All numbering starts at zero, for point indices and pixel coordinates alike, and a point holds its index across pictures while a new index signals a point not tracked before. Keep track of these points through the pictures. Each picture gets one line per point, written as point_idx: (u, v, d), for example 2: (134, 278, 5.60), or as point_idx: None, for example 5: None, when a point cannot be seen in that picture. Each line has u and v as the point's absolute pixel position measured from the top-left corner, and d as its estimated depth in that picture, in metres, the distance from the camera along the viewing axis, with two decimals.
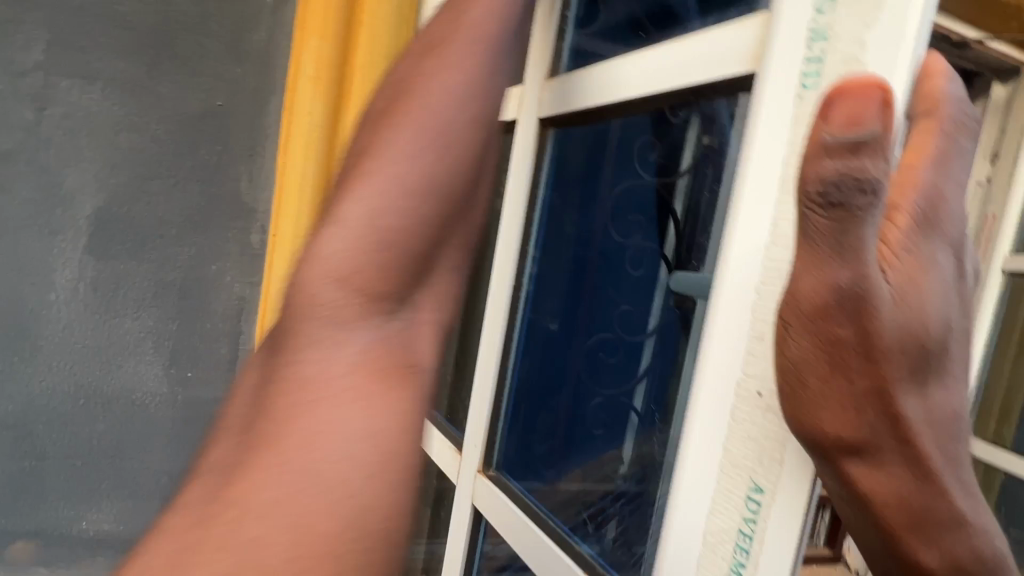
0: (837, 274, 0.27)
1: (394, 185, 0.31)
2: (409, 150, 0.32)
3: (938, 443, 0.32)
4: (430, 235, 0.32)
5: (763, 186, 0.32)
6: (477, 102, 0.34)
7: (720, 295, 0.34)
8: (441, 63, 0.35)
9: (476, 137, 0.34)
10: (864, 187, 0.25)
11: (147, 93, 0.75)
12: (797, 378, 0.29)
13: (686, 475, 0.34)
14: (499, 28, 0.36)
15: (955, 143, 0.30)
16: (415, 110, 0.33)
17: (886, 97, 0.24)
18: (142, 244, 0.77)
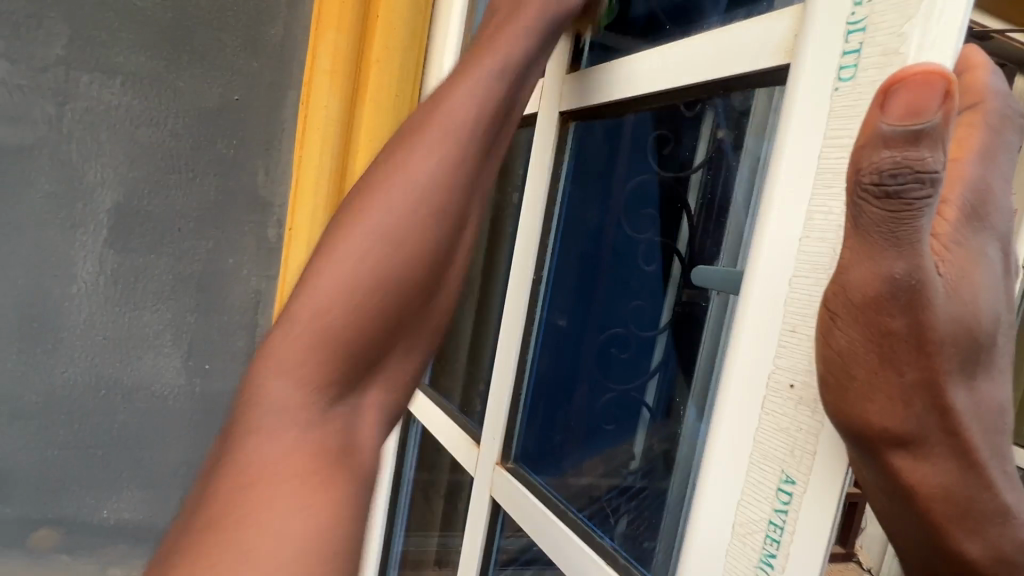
0: (892, 266, 0.26)
1: (346, 286, 0.36)
2: (363, 254, 0.37)
3: (988, 439, 0.30)
4: (383, 331, 0.37)
5: (797, 177, 0.32)
6: (434, 202, 0.38)
7: (751, 287, 0.34)
8: (403, 165, 0.39)
9: (432, 241, 0.38)
10: (922, 179, 0.24)
11: (166, 88, 0.77)
12: (843, 370, 0.28)
13: (715, 461, 0.35)
14: (467, 127, 0.40)
15: (1000, 137, 0.29)
16: (376, 214, 0.37)
17: (948, 88, 0.23)
18: (161, 238, 0.79)
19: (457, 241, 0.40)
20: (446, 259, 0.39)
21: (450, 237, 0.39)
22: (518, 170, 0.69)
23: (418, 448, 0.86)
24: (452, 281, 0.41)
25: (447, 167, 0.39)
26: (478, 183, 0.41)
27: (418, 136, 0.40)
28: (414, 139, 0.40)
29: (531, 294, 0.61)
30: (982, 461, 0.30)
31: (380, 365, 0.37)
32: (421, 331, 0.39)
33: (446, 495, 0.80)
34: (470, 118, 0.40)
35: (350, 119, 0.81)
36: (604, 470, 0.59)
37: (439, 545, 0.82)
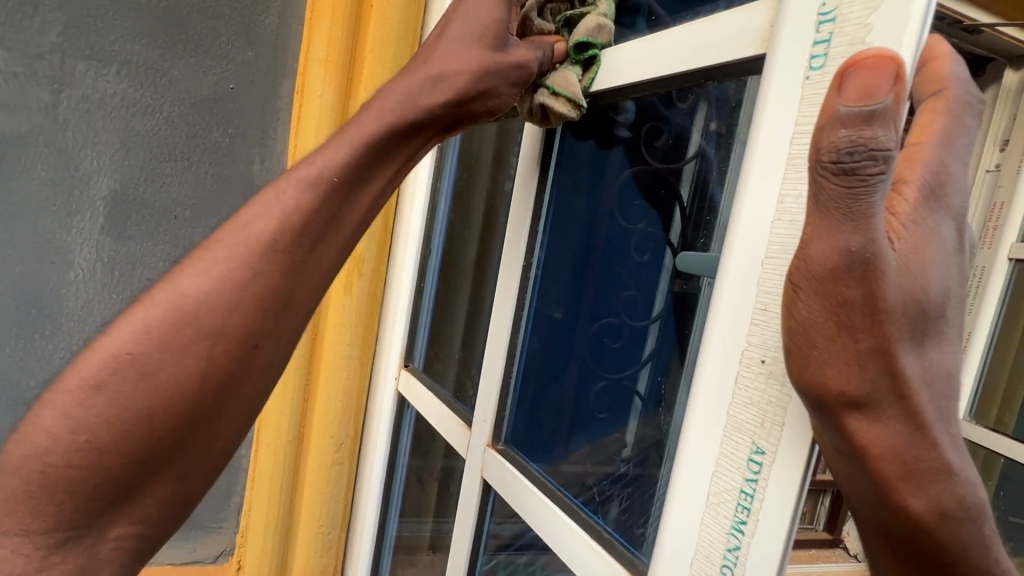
0: (848, 239, 0.27)
1: (87, 413, 0.36)
2: (111, 374, 0.37)
3: (935, 401, 0.31)
4: (136, 455, 0.36)
5: (771, 160, 0.34)
6: (218, 319, 0.39)
7: (727, 267, 0.35)
8: (188, 277, 0.39)
9: (199, 366, 0.38)
10: (876, 157, 0.25)
11: (161, 76, 0.78)
12: (803, 337, 0.29)
13: (693, 435, 0.37)
14: (268, 235, 0.40)
15: (962, 124, 0.31)
16: (136, 335, 0.37)
17: (899, 72, 0.25)
18: (158, 225, 0.81)
19: (244, 366, 0.40)
20: (225, 384, 0.39)
21: (226, 364, 0.39)
22: (511, 158, 0.71)
23: (412, 432, 0.88)
24: (237, 405, 0.40)
25: (224, 290, 0.39)
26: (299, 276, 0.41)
27: (207, 251, 0.40)
28: (202, 255, 0.40)
29: (521, 285, 0.63)
30: (931, 423, 0.31)
31: (135, 488, 0.37)
32: (192, 455, 0.39)
33: (440, 479, 0.82)
34: (262, 232, 0.40)
35: (345, 107, 0.82)
36: (594, 459, 0.60)
37: (433, 530, 0.84)
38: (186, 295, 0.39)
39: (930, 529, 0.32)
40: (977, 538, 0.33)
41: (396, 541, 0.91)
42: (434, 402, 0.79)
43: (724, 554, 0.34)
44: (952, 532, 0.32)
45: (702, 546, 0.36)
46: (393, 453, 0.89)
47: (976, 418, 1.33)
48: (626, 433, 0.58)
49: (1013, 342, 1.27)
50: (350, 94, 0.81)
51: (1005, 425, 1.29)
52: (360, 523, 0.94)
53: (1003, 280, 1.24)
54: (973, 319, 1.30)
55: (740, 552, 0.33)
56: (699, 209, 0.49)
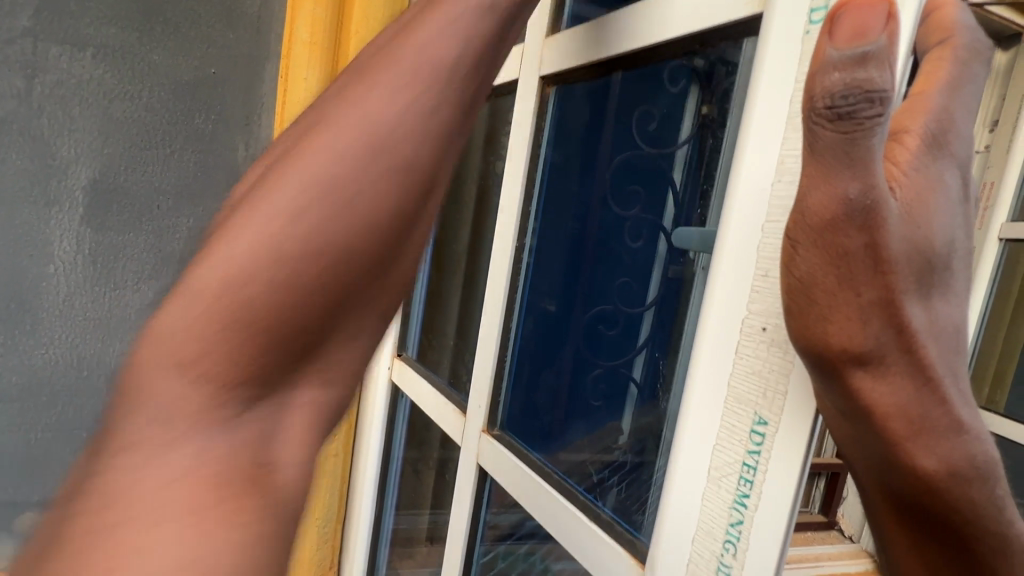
0: (847, 187, 0.26)
1: (243, 281, 0.25)
2: (291, 208, 0.26)
3: (942, 357, 0.30)
4: (308, 319, 0.26)
5: (770, 121, 0.33)
6: (396, 150, 0.28)
7: (726, 232, 0.34)
8: (346, 105, 0.29)
9: (397, 196, 0.28)
10: (872, 98, 0.24)
11: (138, 60, 0.75)
12: (803, 294, 0.29)
13: (693, 409, 0.36)
14: (445, 58, 0.31)
15: (968, 69, 0.30)
16: (303, 168, 0.27)
17: (890, 11, 0.24)
18: (140, 215, 0.79)
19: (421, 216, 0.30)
20: (399, 244, 0.29)
21: (413, 210, 0.29)
22: (502, 139, 0.69)
23: (406, 423, 0.87)
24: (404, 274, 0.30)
25: (412, 119, 0.29)
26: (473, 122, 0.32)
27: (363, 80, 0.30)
28: (380, 72, 0.30)
29: (512, 270, 0.62)
30: (939, 379, 0.30)
31: None
32: (367, 316, 0.29)
33: (437, 470, 0.81)
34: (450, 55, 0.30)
35: (330, 91, 0.81)
36: (594, 448, 0.58)
37: (431, 521, 0.83)
38: (374, 118, 0.28)
39: (941, 485, 0.31)
40: (989, 496, 0.32)
41: (393, 534, 0.90)
42: (428, 391, 0.78)
43: (727, 529, 0.33)
44: (960, 492, 0.32)
45: (704, 522, 0.35)
46: (388, 445, 0.89)
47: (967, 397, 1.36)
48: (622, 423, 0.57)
49: (1003, 322, 1.30)
50: (336, 78, 0.80)
51: (996, 404, 1.32)
52: (357, 515, 0.93)
53: (993, 260, 1.27)
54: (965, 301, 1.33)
55: (743, 526, 0.33)
56: (693, 189, 0.48)
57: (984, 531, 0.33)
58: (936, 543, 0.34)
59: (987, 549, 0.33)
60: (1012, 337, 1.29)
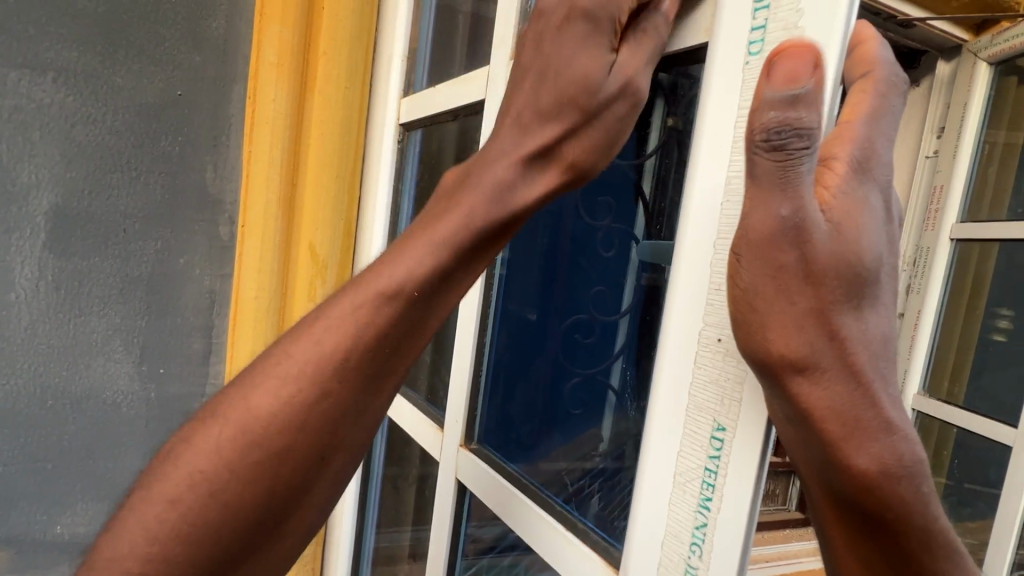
0: (779, 207, 0.29)
1: (172, 516, 0.38)
2: (188, 490, 0.38)
3: (876, 365, 0.32)
4: (235, 521, 0.38)
5: (718, 143, 0.35)
6: (290, 430, 0.39)
7: (682, 250, 0.36)
8: (272, 376, 0.40)
9: (288, 458, 0.39)
10: (801, 134, 0.27)
11: (102, 84, 0.75)
12: (746, 303, 0.31)
13: (657, 416, 0.37)
14: (345, 346, 0.39)
15: (888, 102, 0.32)
16: (209, 453, 0.39)
17: (819, 61, 0.27)
18: (106, 239, 0.77)
19: (311, 477, 0.40)
20: (294, 494, 0.40)
21: (291, 487, 0.39)
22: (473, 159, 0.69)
23: (386, 441, 0.87)
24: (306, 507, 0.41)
25: (294, 409, 0.39)
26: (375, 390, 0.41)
27: (287, 360, 0.40)
28: (250, 391, 0.40)
29: (486, 284, 0.64)
30: (872, 383, 0.32)
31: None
32: (263, 557, 0.40)
33: (417, 487, 0.81)
34: (328, 346, 0.39)
35: (299, 111, 0.82)
36: (571, 457, 0.59)
37: (412, 538, 0.83)
38: (301, 372, 0.39)
39: (878, 486, 0.32)
40: (915, 493, 0.33)
41: (374, 554, 0.90)
42: (408, 407, 0.78)
43: (693, 531, 0.35)
44: (889, 491, 0.33)
45: (672, 527, 0.36)
46: (368, 463, 0.88)
47: (929, 392, 1.45)
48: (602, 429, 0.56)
49: (961, 311, 1.41)
50: (304, 99, 0.82)
51: (956, 397, 1.40)
52: (336, 536, 0.92)
53: (946, 257, 1.39)
54: (922, 298, 1.44)
55: (707, 529, 0.34)
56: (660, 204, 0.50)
57: (912, 530, 0.34)
58: (869, 538, 0.35)
59: (914, 544, 0.34)
60: (969, 330, 1.40)
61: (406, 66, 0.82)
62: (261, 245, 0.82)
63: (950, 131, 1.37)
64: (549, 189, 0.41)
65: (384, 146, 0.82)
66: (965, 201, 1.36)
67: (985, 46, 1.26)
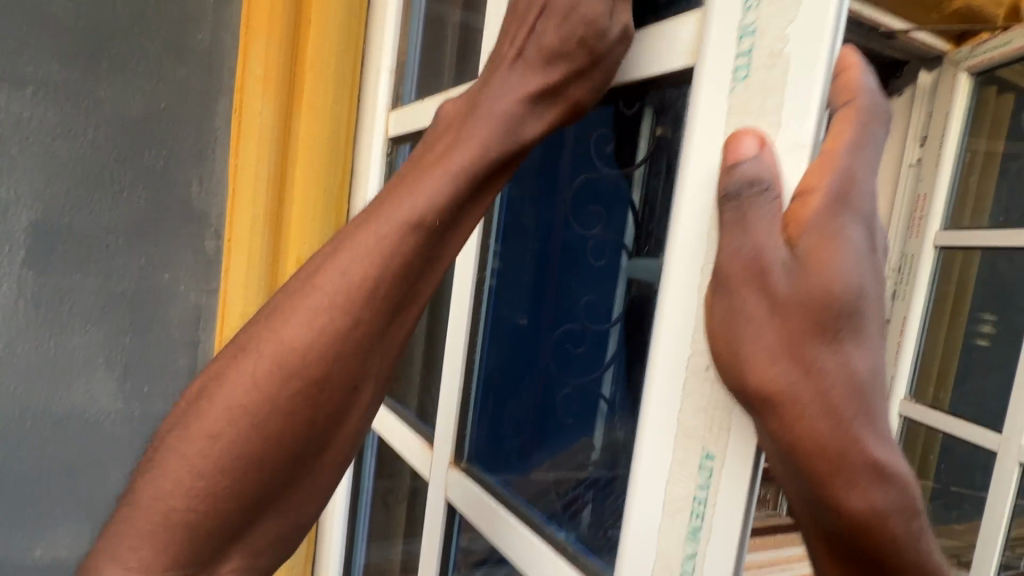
0: (740, 244, 0.31)
1: (207, 455, 0.37)
2: (226, 425, 0.37)
3: (863, 407, 0.30)
4: (271, 456, 0.38)
5: (704, 167, 0.35)
6: (319, 359, 0.38)
7: (670, 275, 0.37)
8: (298, 308, 0.38)
9: (321, 387, 0.38)
10: (753, 183, 0.31)
11: (83, 97, 0.73)
12: (723, 339, 0.32)
13: (646, 442, 0.37)
14: (373, 271, 0.38)
15: (870, 131, 0.31)
16: (243, 387, 0.38)
17: (764, 136, 0.32)
18: (88, 255, 0.76)
19: (346, 408, 0.39)
20: (330, 427, 0.39)
21: (326, 418, 0.39)
22: None
23: (377, 455, 0.86)
24: (339, 440, 0.41)
25: (326, 339, 0.38)
26: (402, 317, 0.40)
27: (311, 287, 0.39)
28: (275, 325, 0.39)
29: (474, 303, 0.65)
30: (857, 423, 0.30)
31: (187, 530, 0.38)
32: (305, 487, 0.40)
33: (408, 502, 0.80)
34: (356, 275, 0.38)
35: (286, 124, 0.81)
36: (558, 471, 0.59)
37: (403, 553, 0.82)
38: (329, 298, 0.38)
39: (872, 526, 0.32)
40: (908, 530, 0.33)
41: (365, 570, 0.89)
42: (397, 424, 0.78)
43: (683, 562, 0.35)
44: (884, 530, 0.32)
45: (663, 556, 0.36)
46: (359, 478, 0.88)
47: (915, 397, 1.48)
48: (593, 439, 0.56)
49: (945, 317, 1.43)
50: (292, 112, 0.81)
51: (942, 402, 1.43)
52: (325, 552, 0.91)
53: (930, 265, 1.42)
54: (906, 305, 1.46)
55: (697, 559, 0.34)
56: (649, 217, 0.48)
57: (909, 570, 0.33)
58: None
59: None
60: (953, 339, 1.42)
61: (394, 78, 0.82)
62: (246, 260, 0.81)
63: (932, 139, 1.40)
64: (551, 126, 0.42)
65: (372, 160, 0.82)
66: (948, 209, 1.38)
67: (966, 57, 1.32)
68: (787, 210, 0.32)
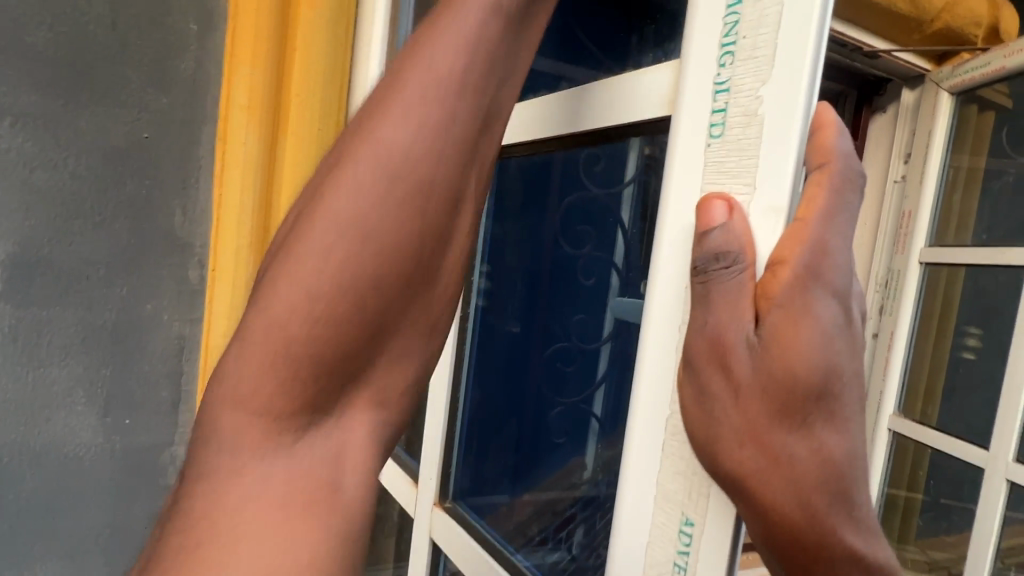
0: (704, 330, 0.35)
1: (312, 284, 0.33)
2: (336, 237, 0.33)
3: (828, 488, 0.35)
4: (384, 277, 0.34)
5: (682, 217, 0.38)
6: (424, 164, 0.34)
7: (650, 319, 0.40)
8: (385, 114, 0.35)
9: (428, 194, 0.35)
10: (719, 256, 0.34)
11: (64, 128, 0.72)
12: (697, 424, 0.36)
13: (627, 501, 0.41)
14: (466, 65, 0.36)
15: (842, 197, 0.34)
16: (338, 203, 0.34)
17: (731, 202, 0.35)
18: (68, 287, 0.75)
19: (453, 223, 0.36)
20: (440, 244, 0.36)
21: (437, 227, 0.35)
22: None
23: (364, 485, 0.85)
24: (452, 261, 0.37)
25: (428, 136, 0.34)
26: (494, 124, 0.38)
27: (396, 87, 0.35)
28: (362, 137, 0.35)
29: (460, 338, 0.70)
30: (821, 504, 0.35)
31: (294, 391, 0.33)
32: (421, 315, 0.36)
33: (397, 535, 0.80)
34: (455, 65, 0.35)
35: (271, 154, 0.81)
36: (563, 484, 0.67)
37: None
38: (421, 94, 0.35)
39: None
40: None
41: None
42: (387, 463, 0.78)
43: None
44: None
45: None
46: None
47: (904, 412, 1.48)
48: (586, 454, 0.62)
49: (930, 333, 1.44)
50: (276, 142, 0.81)
51: (929, 417, 1.43)
52: None
53: (917, 280, 1.42)
54: (893, 321, 1.46)
55: None
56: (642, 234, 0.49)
57: None
58: None
59: None
60: (939, 353, 1.43)
61: None
62: (231, 290, 0.80)
63: (916, 156, 1.41)
64: None
65: None
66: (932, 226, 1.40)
67: (947, 77, 1.32)
68: (759, 279, 0.34)
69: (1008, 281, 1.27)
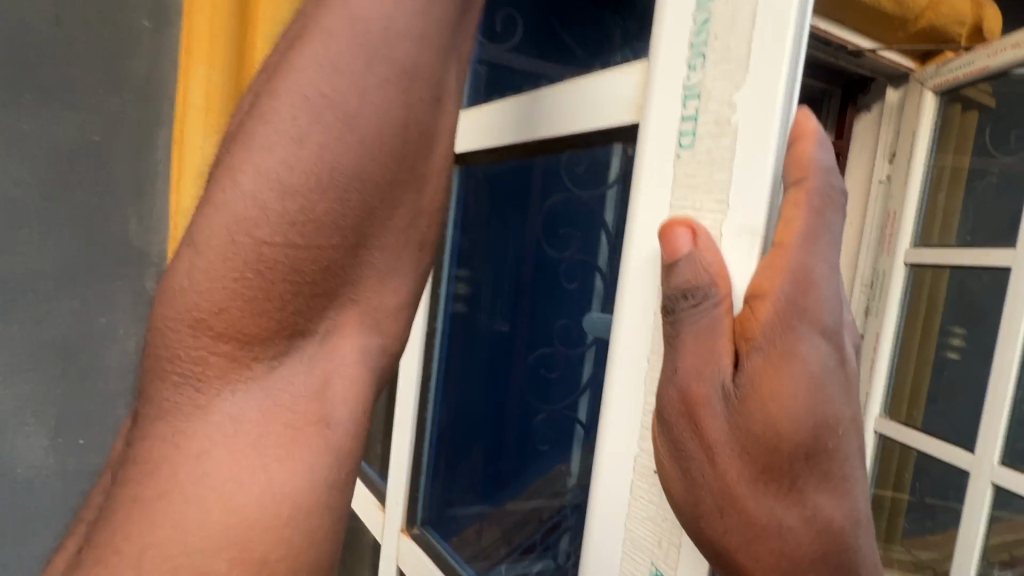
0: (675, 387, 0.36)
1: (277, 173, 0.29)
2: (308, 122, 0.29)
3: (819, 546, 0.36)
4: (358, 174, 0.30)
5: (650, 224, 0.39)
6: (404, 43, 0.29)
7: (619, 333, 0.42)
8: None
9: (409, 78, 0.30)
10: (687, 291, 0.35)
11: (6, 131, 0.68)
12: (688, 499, 0.36)
13: (594, 540, 0.44)
14: None
15: (822, 216, 0.34)
16: (305, 79, 0.29)
17: (693, 227, 0.36)
18: (15, 301, 0.70)
19: (438, 123, 0.32)
20: (423, 143, 0.31)
21: (419, 120, 0.31)
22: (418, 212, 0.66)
23: None
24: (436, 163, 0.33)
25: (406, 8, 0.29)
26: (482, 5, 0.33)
27: None
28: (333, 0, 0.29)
29: (426, 353, 0.69)
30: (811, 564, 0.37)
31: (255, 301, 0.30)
32: (402, 224, 0.32)
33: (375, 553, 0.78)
34: None
35: None
36: (545, 493, 0.65)
37: None
38: None
39: None
40: None
41: None
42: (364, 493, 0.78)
43: None
44: None
45: None
46: None
47: (890, 414, 1.47)
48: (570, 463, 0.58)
49: (917, 332, 1.43)
50: None
51: (914, 420, 1.43)
52: None
53: (902, 280, 1.42)
54: (879, 321, 1.45)
55: None
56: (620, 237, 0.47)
57: None
58: None
59: None
60: (924, 352, 1.42)
61: None
62: None
63: (901, 156, 1.41)
64: None
65: None
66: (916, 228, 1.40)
67: (931, 76, 1.32)
68: (737, 313, 0.35)
69: (991, 282, 1.25)
